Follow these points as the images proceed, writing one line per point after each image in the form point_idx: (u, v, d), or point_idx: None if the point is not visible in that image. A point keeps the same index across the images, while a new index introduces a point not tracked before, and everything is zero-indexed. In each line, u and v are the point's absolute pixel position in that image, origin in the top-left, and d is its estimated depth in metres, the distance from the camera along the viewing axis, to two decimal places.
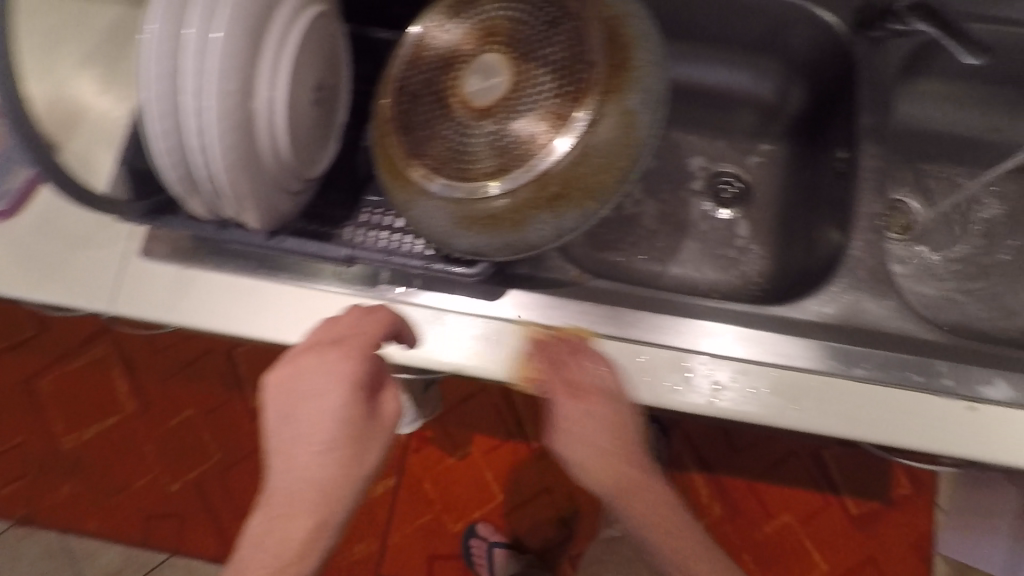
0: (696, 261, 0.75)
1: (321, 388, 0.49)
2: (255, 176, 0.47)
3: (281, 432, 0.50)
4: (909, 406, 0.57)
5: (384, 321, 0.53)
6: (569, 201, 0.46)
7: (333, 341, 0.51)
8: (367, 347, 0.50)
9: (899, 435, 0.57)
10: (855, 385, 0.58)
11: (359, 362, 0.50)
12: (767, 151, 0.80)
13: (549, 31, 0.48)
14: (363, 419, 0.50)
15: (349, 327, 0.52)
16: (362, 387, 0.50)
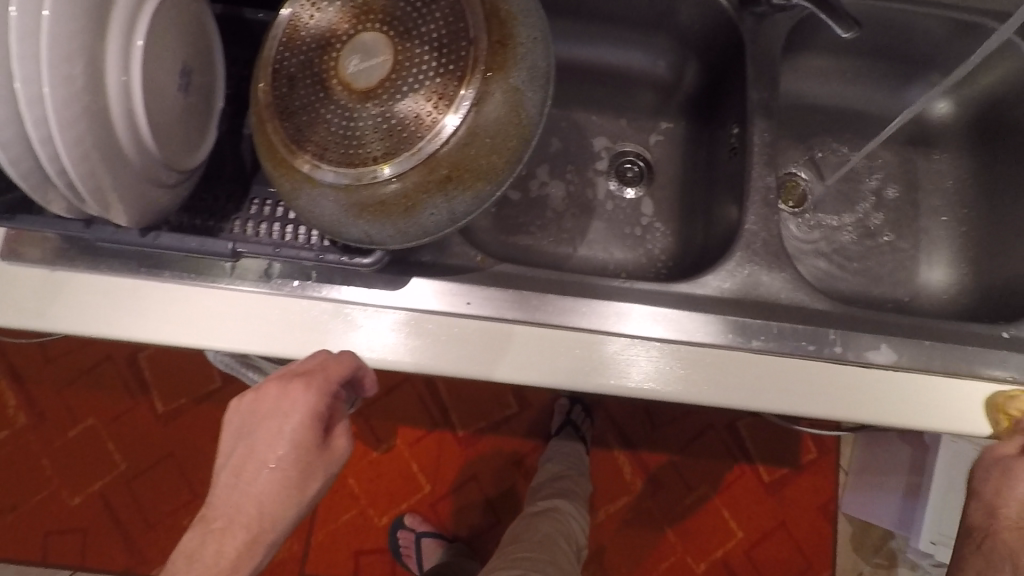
0: (604, 242, 0.76)
1: (280, 413, 0.51)
2: (117, 168, 0.44)
3: (234, 449, 0.52)
4: (806, 375, 0.60)
5: (351, 360, 0.54)
6: (460, 184, 0.45)
7: (301, 371, 0.52)
8: (333, 381, 0.52)
9: (796, 403, 0.60)
10: (753, 358, 0.60)
11: (321, 393, 0.52)
12: (668, 128, 0.81)
13: (427, 7, 0.46)
14: (311, 448, 0.51)
15: (317, 361, 0.53)
16: (318, 417, 0.52)
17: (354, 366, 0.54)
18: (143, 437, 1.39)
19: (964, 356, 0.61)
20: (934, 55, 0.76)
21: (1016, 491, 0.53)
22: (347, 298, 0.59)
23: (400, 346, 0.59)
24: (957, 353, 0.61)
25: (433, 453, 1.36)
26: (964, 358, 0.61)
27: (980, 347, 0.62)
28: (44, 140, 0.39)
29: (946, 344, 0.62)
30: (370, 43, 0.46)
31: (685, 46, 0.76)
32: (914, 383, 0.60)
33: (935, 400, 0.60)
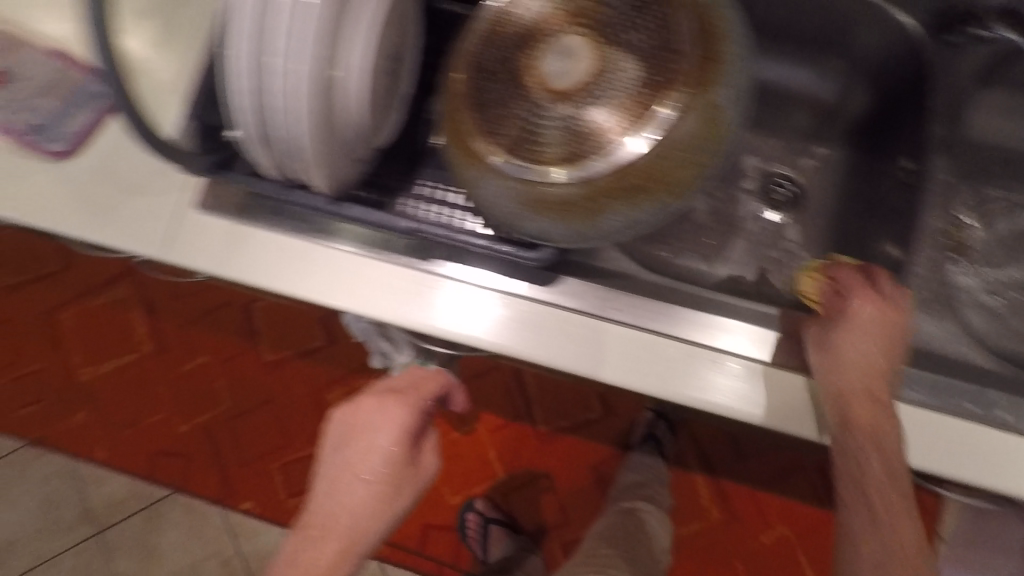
0: (741, 261, 0.74)
1: (374, 426, 0.51)
2: (330, 143, 0.47)
3: (330, 460, 0.52)
4: (964, 436, 0.55)
5: (443, 379, 0.56)
6: (645, 193, 0.46)
7: (394, 387, 0.54)
8: (425, 399, 0.54)
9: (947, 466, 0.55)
10: (906, 409, 0.56)
11: (414, 410, 0.52)
12: (824, 154, 0.78)
13: (635, 17, 0.47)
14: (404, 462, 0.51)
15: (409, 380, 0.55)
16: (410, 434, 0.52)
17: (444, 386, 0.56)
18: (250, 380, 1.49)
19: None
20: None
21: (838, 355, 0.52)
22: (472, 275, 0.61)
23: (532, 337, 0.60)
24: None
25: (512, 442, 1.39)
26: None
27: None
28: (284, 109, 0.44)
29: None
30: (572, 45, 0.48)
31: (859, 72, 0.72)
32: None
33: None
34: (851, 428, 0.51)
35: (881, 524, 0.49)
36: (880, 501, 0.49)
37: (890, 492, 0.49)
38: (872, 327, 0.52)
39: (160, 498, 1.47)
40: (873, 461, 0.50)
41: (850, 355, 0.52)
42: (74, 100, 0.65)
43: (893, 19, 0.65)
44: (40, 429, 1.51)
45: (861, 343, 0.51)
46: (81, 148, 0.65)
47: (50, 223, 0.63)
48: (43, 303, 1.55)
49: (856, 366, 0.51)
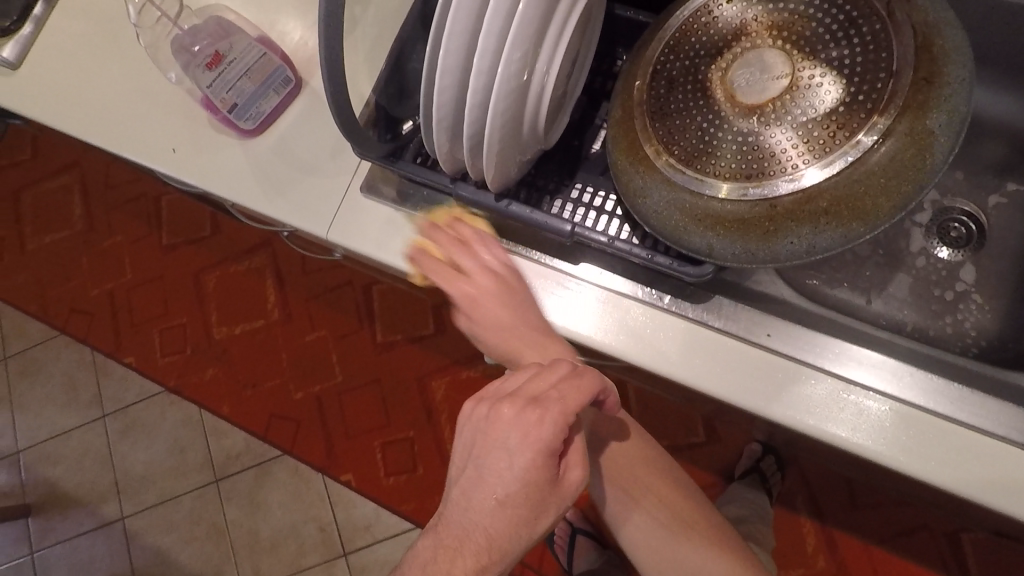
0: (903, 299, 0.69)
1: (511, 442, 0.45)
2: (507, 140, 0.48)
3: (464, 467, 0.47)
4: None
5: (594, 386, 0.48)
6: (835, 219, 0.43)
7: (535, 395, 0.47)
8: (570, 412, 0.46)
9: None
10: None
11: (559, 426, 0.45)
12: (1016, 191, 0.71)
13: (846, 32, 0.45)
14: (545, 483, 0.45)
15: (552, 385, 0.48)
16: (553, 451, 0.45)
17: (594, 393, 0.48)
18: (363, 359, 1.57)
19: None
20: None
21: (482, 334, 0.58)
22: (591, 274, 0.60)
23: (673, 356, 0.58)
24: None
25: None
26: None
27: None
28: (476, 106, 0.45)
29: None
30: (769, 60, 0.46)
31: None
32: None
33: None
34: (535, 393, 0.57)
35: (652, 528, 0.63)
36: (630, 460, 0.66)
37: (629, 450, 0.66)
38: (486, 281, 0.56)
39: (271, 458, 1.59)
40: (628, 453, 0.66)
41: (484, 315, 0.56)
42: (268, 84, 0.69)
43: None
44: (178, 378, 1.67)
45: (485, 305, 0.56)
46: (267, 128, 0.70)
47: (232, 193, 0.70)
48: (192, 264, 1.71)
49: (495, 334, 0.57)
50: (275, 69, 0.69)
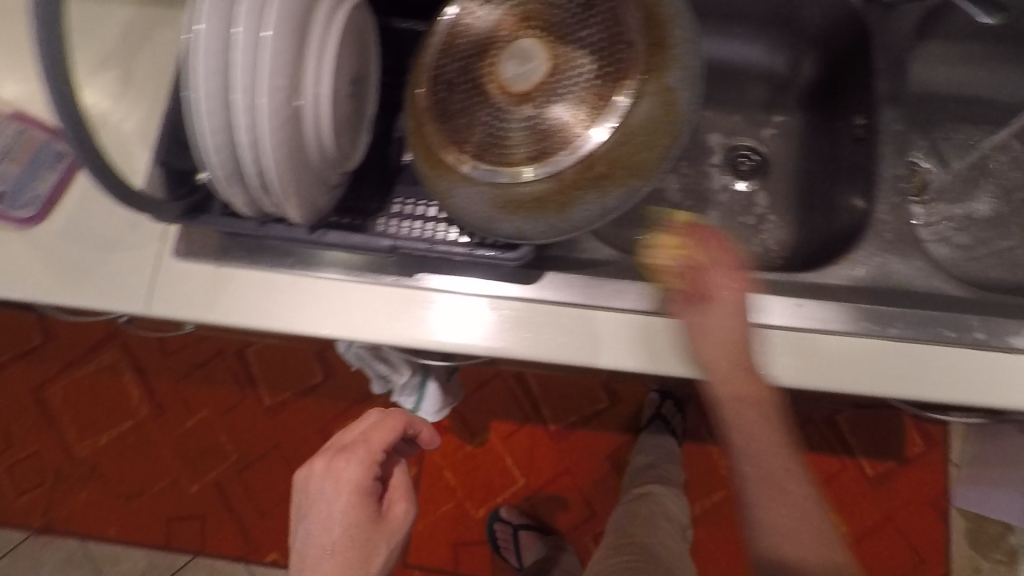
0: (718, 231, 0.76)
1: (328, 490, 0.60)
2: (299, 170, 0.49)
3: (301, 530, 0.60)
4: (947, 361, 0.58)
5: (396, 424, 0.63)
6: (613, 181, 0.47)
7: (343, 446, 0.62)
8: (374, 451, 0.61)
9: (935, 393, 0.57)
10: (888, 345, 0.58)
11: (364, 466, 0.61)
12: (782, 121, 0.80)
13: (584, 14, 0.49)
14: (366, 517, 0.60)
15: (357, 434, 0.63)
16: (361, 491, 0.60)
17: (398, 428, 0.64)
18: (252, 429, 1.48)
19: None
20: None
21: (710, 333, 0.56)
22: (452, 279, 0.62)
23: (538, 337, 0.61)
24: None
25: (524, 446, 1.39)
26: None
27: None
28: (251, 144, 0.45)
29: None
30: (528, 49, 0.50)
31: (811, 43, 0.75)
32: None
33: None
34: (734, 425, 0.56)
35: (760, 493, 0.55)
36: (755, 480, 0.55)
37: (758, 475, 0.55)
38: (722, 294, 0.56)
39: (181, 567, 1.44)
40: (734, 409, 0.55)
41: (705, 331, 0.56)
42: (39, 163, 0.65)
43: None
44: (46, 514, 1.48)
45: (719, 323, 0.56)
46: (49, 210, 0.65)
47: (27, 295, 0.63)
48: (28, 383, 1.52)
49: (715, 354, 0.56)
50: (43, 144, 0.65)
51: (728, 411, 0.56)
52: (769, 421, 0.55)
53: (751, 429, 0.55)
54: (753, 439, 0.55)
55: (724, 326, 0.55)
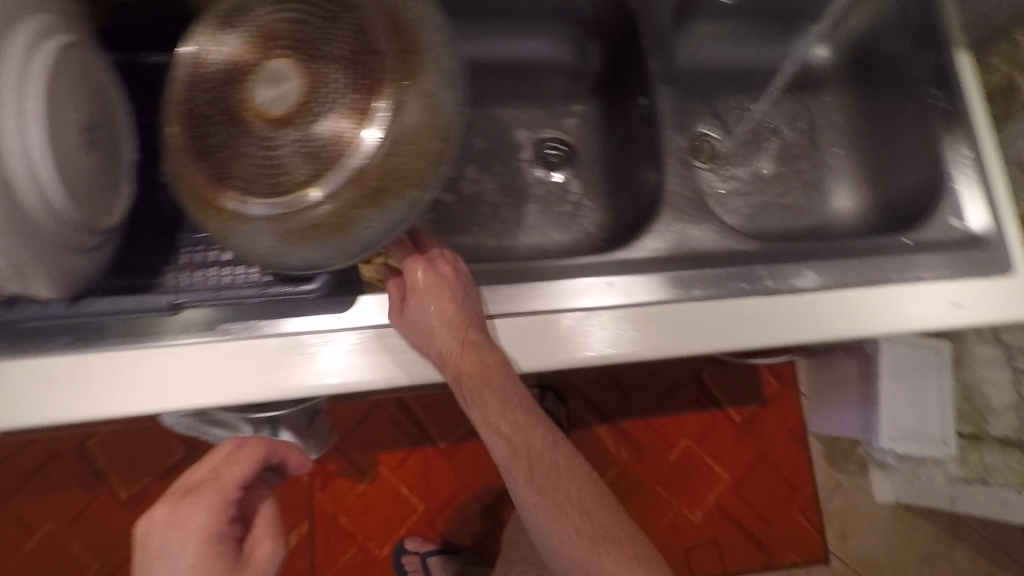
0: (539, 225, 0.77)
1: (171, 545, 0.51)
2: (34, 240, 0.42)
3: None
4: (749, 309, 0.63)
5: (254, 456, 0.58)
6: (390, 193, 0.46)
7: (189, 488, 0.55)
8: (228, 489, 0.55)
9: (744, 339, 0.62)
10: (697, 305, 0.63)
11: (214, 509, 0.54)
12: (581, 110, 0.82)
13: (329, 27, 0.47)
14: (222, 563, 0.52)
15: (206, 473, 0.56)
16: (214, 535, 0.53)
17: (258, 460, 0.58)
18: (107, 535, 1.21)
19: (896, 264, 0.67)
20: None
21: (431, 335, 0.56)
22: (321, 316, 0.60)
23: (415, 361, 0.60)
24: (890, 261, 0.67)
25: (420, 468, 1.31)
26: (901, 266, 0.67)
27: (913, 254, 0.68)
28: None
29: (880, 255, 0.68)
30: (278, 70, 0.46)
31: (589, 32, 0.77)
32: (875, 296, 0.65)
33: (867, 309, 0.65)
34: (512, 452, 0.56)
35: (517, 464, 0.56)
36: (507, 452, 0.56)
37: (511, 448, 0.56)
38: (440, 311, 0.56)
39: None
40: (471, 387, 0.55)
41: (454, 358, 0.55)
42: None
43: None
44: None
45: (482, 345, 0.56)
46: None
47: None
48: None
49: (441, 342, 0.56)
50: None
51: (468, 394, 0.56)
52: (546, 437, 0.57)
53: (486, 402, 0.55)
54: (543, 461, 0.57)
55: (435, 322, 0.56)
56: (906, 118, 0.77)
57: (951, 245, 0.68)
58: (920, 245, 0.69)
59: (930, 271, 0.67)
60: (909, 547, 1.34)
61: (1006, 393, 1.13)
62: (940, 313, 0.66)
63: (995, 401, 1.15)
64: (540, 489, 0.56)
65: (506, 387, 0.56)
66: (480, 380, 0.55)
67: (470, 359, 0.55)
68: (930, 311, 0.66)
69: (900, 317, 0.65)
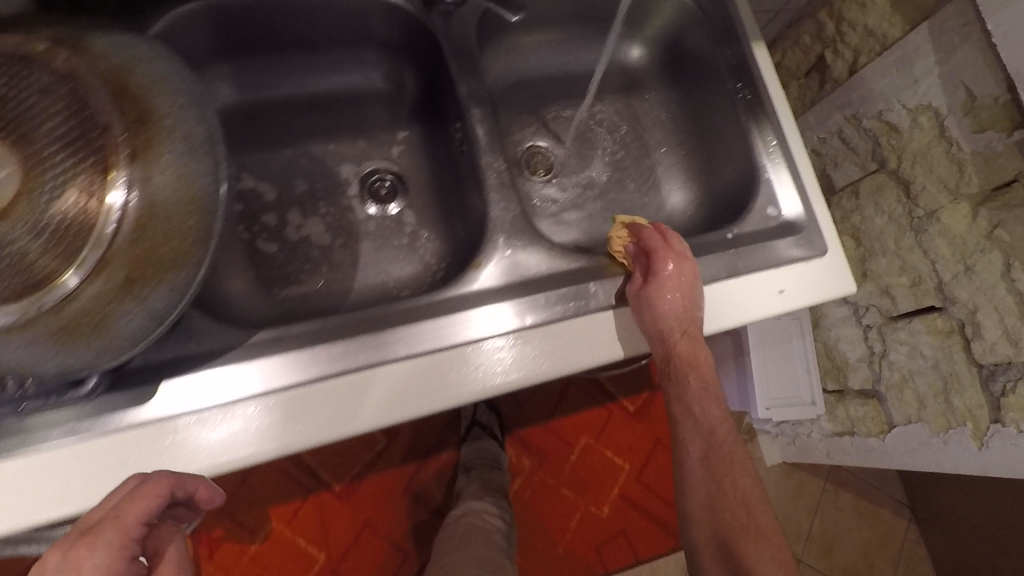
0: (377, 263, 0.73)
1: None
2: None
3: None
4: (580, 330, 0.64)
5: (159, 490, 0.45)
6: (147, 283, 0.42)
7: (85, 527, 0.43)
8: (131, 527, 0.43)
9: (580, 360, 0.63)
10: (525, 334, 0.62)
11: (112, 554, 0.42)
12: (407, 136, 0.78)
13: (38, 100, 0.40)
14: None
15: (106, 510, 0.44)
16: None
17: (164, 495, 0.45)
18: None
19: (721, 261, 0.68)
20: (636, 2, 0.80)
21: (660, 304, 0.62)
22: (183, 390, 0.53)
23: (301, 425, 0.56)
24: (716, 260, 0.68)
25: (316, 518, 1.24)
26: (728, 266, 0.68)
27: (738, 248, 0.70)
28: None
29: (706, 254, 0.69)
30: None
31: (393, 54, 0.74)
32: (704, 294, 0.68)
33: (704, 308, 0.67)
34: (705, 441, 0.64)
35: (710, 446, 0.63)
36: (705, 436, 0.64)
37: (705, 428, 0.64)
38: (683, 302, 0.62)
39: None
40: (682, 372, 0.63)
41: (675, 344, 0.62)
42: None
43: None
44: None
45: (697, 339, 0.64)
46: None
47: None
48: None
49: (673, 322, 0.62)
50: None
51: (678, 376, 0.64)
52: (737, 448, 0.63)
53: (683, 386, 0.64)
54: (728, 464, 0.62)
55: (671, 297, 0.62)
56: (719, 113, 0.79)
57: (768, 235, 0.71)
58: (742, 238, 0.71)
59: (752, 264, 0.69)
60: (799, 501, 1.45)
61: (858, 347, 1.24)
62: (766, 300, 0.69)
63: (851, 356, 1.26)
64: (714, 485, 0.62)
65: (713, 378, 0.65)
66: (689, 361, 0.63)
67: (688, 342, 0.63)
68: (757, 299, 0.69)
69: (728, 311, 0.68)
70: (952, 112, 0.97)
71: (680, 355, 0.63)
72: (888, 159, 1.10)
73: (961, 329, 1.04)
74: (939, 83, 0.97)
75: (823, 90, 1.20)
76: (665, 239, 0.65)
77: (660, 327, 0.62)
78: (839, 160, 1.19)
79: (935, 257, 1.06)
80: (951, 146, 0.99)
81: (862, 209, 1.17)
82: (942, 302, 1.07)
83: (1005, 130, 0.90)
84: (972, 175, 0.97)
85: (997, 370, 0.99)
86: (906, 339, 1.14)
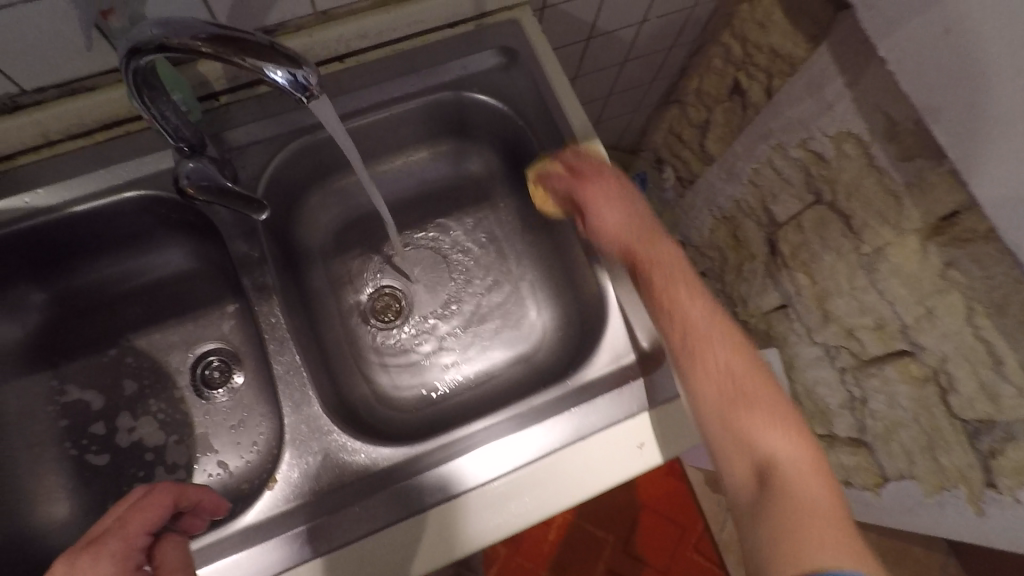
0: (215, 453, 0.69)
1: None
2: None
3: None
4: (421, 529, 0.57)
5: (163, 501, 0.49)
6: None
7: (94, 535, 0.45)
8: (139, 529, 0.47)
9: (438, 555, 0.57)
10: (343, 557, 0.56)
11: (121, 557, 0.45)
12: (236, 308, 0.74)
13: None
14: None
15: (113, 518, 0.47)
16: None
17: (167, 503, 0.49)
18: None
19: (558, 428, 0.61)
20: (464, 117, 0.75)
21: (599, 223, 0.61)
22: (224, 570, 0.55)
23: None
24: (561, 427, 0.61)
25: None
26: (571, 432, 0.61)
27: (582, 406, 0.62)
28: None
29: (548, 419, 0.62)
30: None
31: (181, 236, 0.71)
32: (554, 465, 0.60)
33: (548, 486, 0.59)
34: (690, 354, 0.55)
35: (706, 350, 0.54)
36: (694, 347, 0.54)
37: (693, 332, 0.55)
38: (623, 206, 0.61)
39: None
40: (655, 271, 0.58)
41: (637, 249, 0.59)
42: None
43: (136, 196, 0.64)
44: None
45: (659, 236, 0.60)
46: None
47: None
48: None
49: (622, 230, 0.60)
50: None
51: (645, 275, 0.58)
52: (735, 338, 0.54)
53: (652, 284, 0.58)
54: (724, 368, 0.53)
55: (610, 211, 0.61)
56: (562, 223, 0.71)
57: (618, 380, 0.63)
58: (587, 388, 0.63)
59: (597, 424, 0.61)
60: None
61: (837, 392, 1.06)
62: (624, 462, 0.60)
63: (832, 402, 1.08)
64: (718, 399, 0.52)
65: (690, 270, 0.58)
66: (657, 263, 0.58)
67: (643, 245, 0.59)
68: (613, 465, 0.60)
69: (583, 480, 0.60)
70: (874, 138, 0.81)
71: (642, 254, 0.59)
72: (822, 190, 0.93)
73: (934, 377, 0.85)
74: (855, 106, 0.82)
75: (746, 115, 1.06)
76: (572, 152, 0.65)
77: (610, 241, 0.61)
78: (777, 192, 1.04)
79: (893, 299, 0.86)
80: (882, 177, 0.82)
81: (809, 243, 1.00)
82: (910, 346, 0.87)
83: (935, 159, 0.73)
84: (911, 209, 0.79)
85: (981, 428, 0.80)
86: (882, 387, 0.96)
